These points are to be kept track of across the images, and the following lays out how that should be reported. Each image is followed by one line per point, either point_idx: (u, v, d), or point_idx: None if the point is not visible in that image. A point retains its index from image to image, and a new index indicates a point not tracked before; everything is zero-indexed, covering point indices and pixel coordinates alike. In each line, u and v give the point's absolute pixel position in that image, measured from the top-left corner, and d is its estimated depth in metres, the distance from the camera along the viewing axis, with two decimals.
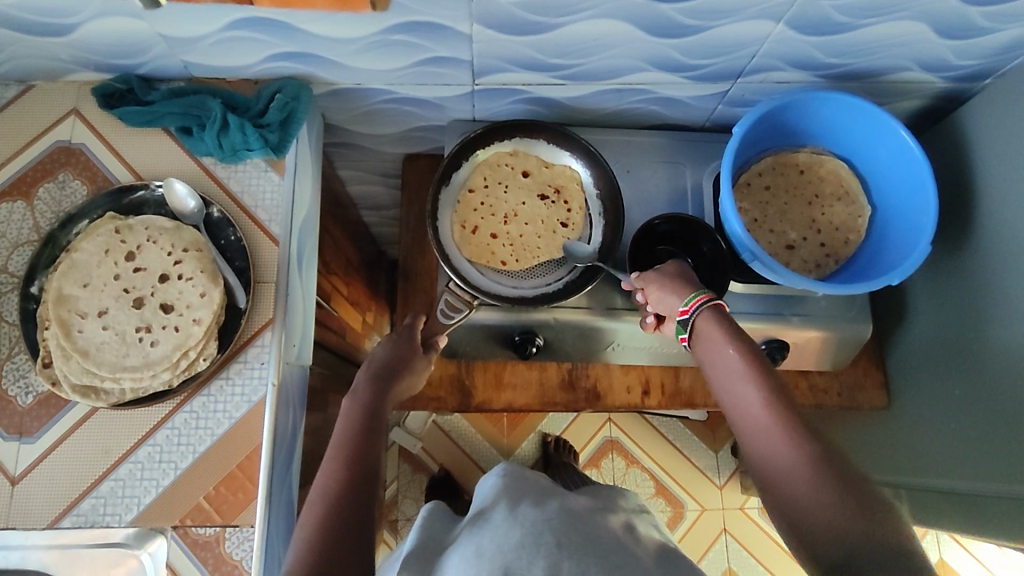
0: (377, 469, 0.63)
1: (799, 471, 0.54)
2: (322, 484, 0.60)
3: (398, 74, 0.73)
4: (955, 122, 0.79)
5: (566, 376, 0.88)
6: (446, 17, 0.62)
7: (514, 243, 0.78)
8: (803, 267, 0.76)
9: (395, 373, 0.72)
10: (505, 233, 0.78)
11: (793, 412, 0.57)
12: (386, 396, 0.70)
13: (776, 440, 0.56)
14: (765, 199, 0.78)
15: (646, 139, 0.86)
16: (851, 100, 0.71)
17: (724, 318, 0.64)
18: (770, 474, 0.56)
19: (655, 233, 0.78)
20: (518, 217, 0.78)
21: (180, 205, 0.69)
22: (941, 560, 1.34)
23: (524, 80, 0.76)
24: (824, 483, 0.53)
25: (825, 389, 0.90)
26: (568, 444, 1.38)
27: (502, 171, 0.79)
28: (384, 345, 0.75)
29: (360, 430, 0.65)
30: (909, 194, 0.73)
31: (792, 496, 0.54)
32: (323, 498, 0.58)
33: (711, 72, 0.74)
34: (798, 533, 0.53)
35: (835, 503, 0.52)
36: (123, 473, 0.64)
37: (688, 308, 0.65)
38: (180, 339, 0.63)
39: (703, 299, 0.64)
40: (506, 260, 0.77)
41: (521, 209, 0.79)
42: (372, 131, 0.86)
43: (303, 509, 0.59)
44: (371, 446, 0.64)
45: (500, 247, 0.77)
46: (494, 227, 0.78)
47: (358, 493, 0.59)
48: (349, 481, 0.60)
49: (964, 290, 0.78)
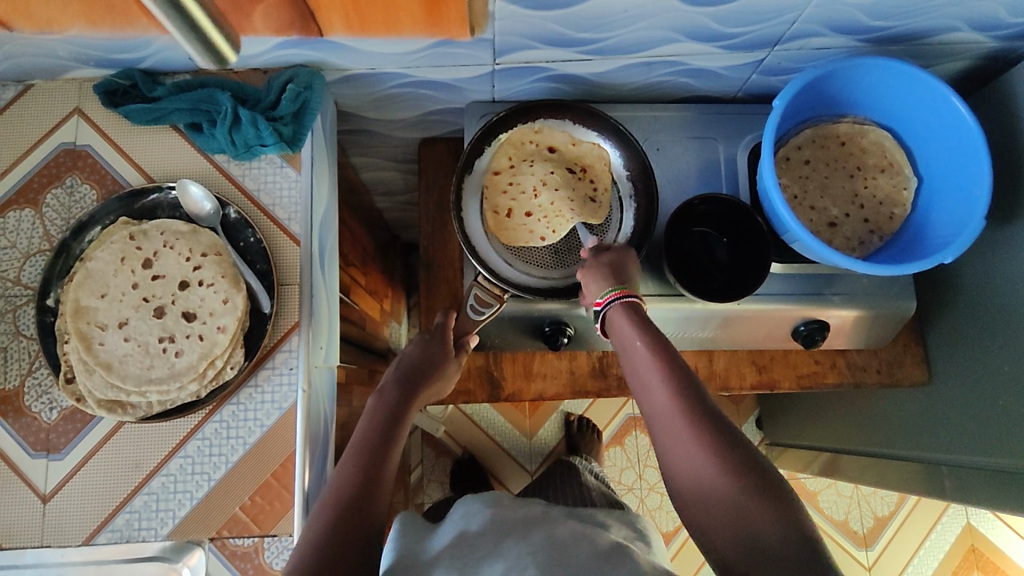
0: (391, 477, 0.61)
1: (699, 466, 0.53)
2: (335, 487, 0.57)
3: (414, 57, 0.69)
4: (1005, 84, 0.74)
5: (597, 364, 0.86)
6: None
7: (548, 214, 0.72)
8: (846, 245, 0.73)
9: (413, 377, 0.70)
10: (538, 207, 0.73)
11: (698, 404, 0.56)
12: (413, 398, 0.68)
13: (682, 440, 0.55)
14: (805, 174, 0.74)
15: (675, 113, 0.82)
16: (899, 66, 0.66)
17: (636, 315, 0.63)
18: (675, 469, 0.55)
19: (693, 212, 0.75)
20: (546, 186, 0.72)
21: (196, 208, 0.66)
22: (970, 526, 1.33)
23: (547, 57, 0.71)
24: (723, 477, 0.52)
25: (864, 367, 0.87)
26: (591, 424, 1.37)
27: (526, 149, 0.75)
28: (415, 345, 0.73)
29: (382, 434, 0.63)
30: (959, 163, 0.69)
31: (697, 491, 0.53)
32: (333, 503, 0.56)
33: (747, 41, 0.70)
34: (704, 532, 0.52)
35: (732, 500, 0.51)
36: (156, 486, 0.62)
37: (602, 299, 0.65)
38: (206, 348, 0.61)
39: (615, 294, 0.64)
40: (545, 234, 0.72)
41: (548, 177, 0.73)
42: (386, 116, 0.82)
43: (313, 511, 0.57)
44: (388, 452, 0.62)
45: (535, 223, 0.72)
46: (525, 205, 0.73)
47: (368, 501, 0.57)
48: (371, 488, 0.58)
49: (1012, 262, 0.74)
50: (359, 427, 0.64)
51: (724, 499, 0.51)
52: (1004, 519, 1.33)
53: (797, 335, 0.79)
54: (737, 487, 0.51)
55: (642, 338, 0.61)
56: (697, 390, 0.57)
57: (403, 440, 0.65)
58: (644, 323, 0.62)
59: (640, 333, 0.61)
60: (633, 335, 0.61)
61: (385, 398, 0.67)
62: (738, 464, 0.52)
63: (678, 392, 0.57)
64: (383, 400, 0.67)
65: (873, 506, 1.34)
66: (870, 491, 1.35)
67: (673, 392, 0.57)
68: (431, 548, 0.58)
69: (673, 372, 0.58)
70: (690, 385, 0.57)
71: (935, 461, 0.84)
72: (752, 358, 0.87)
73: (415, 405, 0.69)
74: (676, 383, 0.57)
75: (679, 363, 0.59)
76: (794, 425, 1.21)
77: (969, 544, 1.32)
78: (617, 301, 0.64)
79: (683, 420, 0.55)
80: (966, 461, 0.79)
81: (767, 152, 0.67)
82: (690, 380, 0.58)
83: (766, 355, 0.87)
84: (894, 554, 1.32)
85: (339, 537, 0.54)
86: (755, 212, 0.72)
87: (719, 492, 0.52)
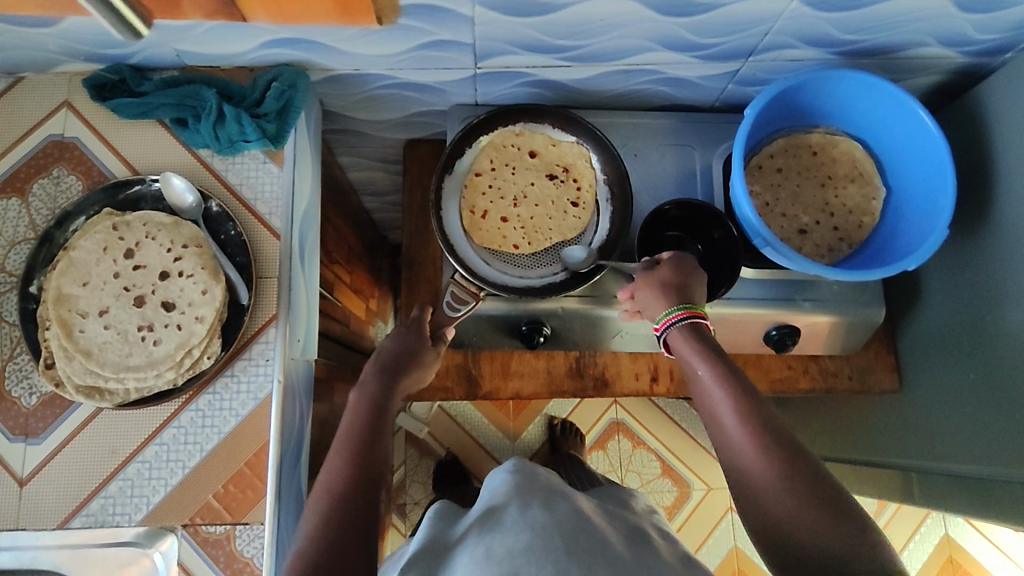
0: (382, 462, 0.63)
1: (763, 486, 0.55)
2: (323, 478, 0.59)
3: (397, 59, 0.71)
4: (973, 99, 0.76)
5: (573, 364, 0.87)
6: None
7: (524, 225, 0.76)
8: (816, 252, 0.74)
9: (397, 369, 0.71)
10: (516, 216, 0.76)
11: (767, 430, 0.57)
12: (394, 390, 0.69)
13: (745, 460, 0.57)
14: (777, 182, 0.76)
15: (654, 120, 0.83)
16: (867, 78, 0.68)
17: (699, 335, 0.64)
18: (744, 488, 0.57)
19: (663, 219, 0.77)
20: (526, 199, 0.76)
21: (178, 200, 0.67)
22: (948, 537, 1.35)
23: (527, 63, 0.73)
24: (796, 500, 0.54)
25: (836, 373, 0.89)
26: (574, 427, 1.38)
27: (508, 152, 0.77)
28: (393, 339, 0.75)
29: (369, 423, 0.65)
30: (926, 173, 0.71)
31: (766, 512, 0.55)
32: (329, 491, 0.58)
33: (722, 51, 0.72)
34: (768, 550, 0.54)
35: (807, 530, 0.52)
36: (131, 472, 0.63)
37: (663, 323, 0.66)
38: (183, 337, 0.62)
39: (676, 317, 0.64)
40: (519, 243, 0.75)
41: (529, 189, 0.77)
42: (373, 117, 0.84)
43: (312, 499, 0.58)
44: (376, 440, 0.63)
45: (512, 230, 0.75)
46: (503, 210, 0.76)
47: (361, 487, 0.58)
48: (349, 477, 0.59)
49: (977, 272, 0.75)
50: (342, 420, 0.66)
51: (796, 523, 0.53)
52: (980, 529, 1.35)
53: (769, 339, 0.81)
54: (811, 512, 0.53)
55: (707, 364, 0.61)
56: (766, 416, 0.58)
57: (389, 427, 0.67)
58: (705, 342, 0.63)
59: (705, 361, 0.61)
60: (692, 358, 0.62)
61: (367, 389, 0.68)
62: (802, 479, 0.54)
63: (746, 418, 0.58)
64: (365, 389, 0.69)
65: None
66: None
67: (735, 414, 0.58)
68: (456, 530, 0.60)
69: (741, 399, 0.59)
70: (757, 411, 0.58)
71: (907, 466, 0.85)
72: None
73: (398, 396, 0.70)
74: (737, 402, 0.59)
75: (746, 388, 0.60)
76: None
77: (946, 555, 1.33)
78: (677, 325, 0.64)
79: (754, 444, 0.57)
80: (937, 467, 0.80)
81: (738, 161, 0.69)
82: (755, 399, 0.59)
83: (740, 359, 0.88)
84: None
85: (339, 521, 0.56)
86: (726, 219, 0.74)
87: (791, 514, 0.53)
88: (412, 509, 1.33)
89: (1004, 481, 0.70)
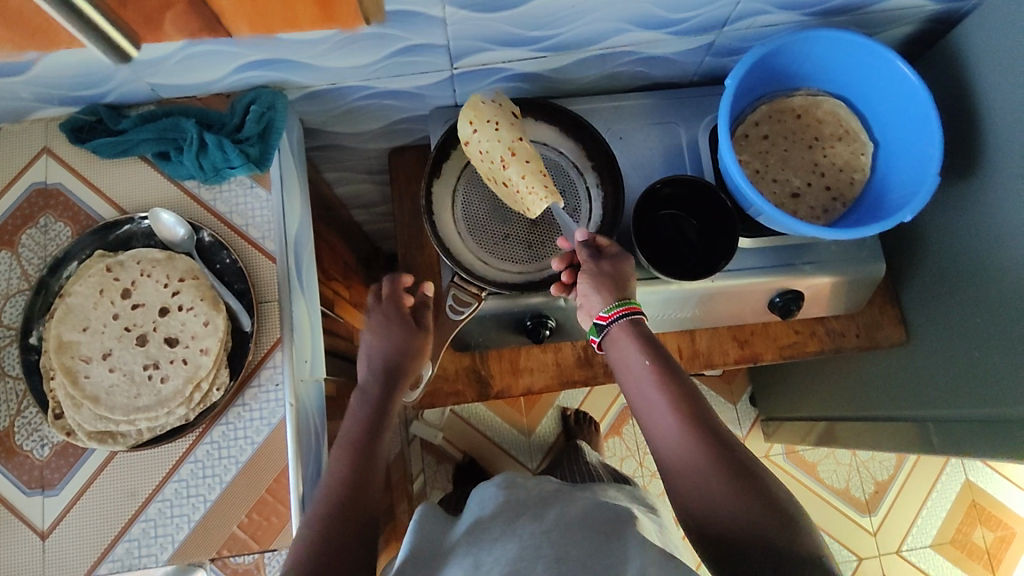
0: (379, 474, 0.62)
1: (694, 467, 0.56)
2: (328, 484, 0.58)
3: (372, 69, 0.71)
4: (949, 47, 0.76)
5: (582, 353, 0.85)
6: (418, 3, 0.61)
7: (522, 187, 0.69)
8: (811, 215, 0.74)
9: (391, 370, 0.70)
10: (512, 180, 0.69)
11: (695, 414, 0.59)
12: (392, 395, 0.69)
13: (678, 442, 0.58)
14: (765, 149, 0.76)
15: (636, 101, 0.83)
16: (842, 37, 0.68)
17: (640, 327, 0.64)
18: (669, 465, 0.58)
19: (655, 199, 0.76)
20: (516, 158, 0.68)
21: (170, 235, 0.67)
22: (969, 482, 1.34)
23: (504, 57, 0.73)
24: (719, 474, 0.55)
25: (842, 332, 0.89)
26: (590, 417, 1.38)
27: (489, 113, 0.69)
28: (376, 330, 0.72)
29: (368, 426, 0.64)
30: (907, 125, 0.71)
31: (690, 486, 0.56)
32: (326, 499, 0.57)
33: (696, 24, 0.72)
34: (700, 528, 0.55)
35: (723, 498, 0.54)
36: (153, 512, 0.62)
37: (608, 316, 0.64)
38: (190, 371, 0.62)
39: (623, 310, 0.64)
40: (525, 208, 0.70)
41: (517, 145, 0.69)
42: (354, 130, 0.83)
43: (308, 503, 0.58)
44: (375, 447, 0.63)
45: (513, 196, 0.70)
46: (499, 176, 0.70)
47: (361, 495, 0.58)
48: (354, 482, 0.58)
49: (973, 216, 0.75)
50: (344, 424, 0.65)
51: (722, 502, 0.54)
52: (1000, 470, 1.35)
53: (774, 306, 0.80)
54: (728, 486, 0.55)
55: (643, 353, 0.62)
56: (696, 402, 0.60)
57: (388, 432, 0.66)
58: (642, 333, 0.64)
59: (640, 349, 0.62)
60: (627, 345, 0.63)
61: (367, 395, 0.68)
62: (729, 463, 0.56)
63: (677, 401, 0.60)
64: (365, 396, 0.68)
65: (872, 470, 1.35)
66: (869, 456, 1.36)
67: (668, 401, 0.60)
68: (453, 534, 0.59)
69: (668, 383, 0.61)
70: (687, 398, 0.60)
71: (918, 417, 0.85)
72: (733, 334, 0.87)
73: (394, 403, 0.69)
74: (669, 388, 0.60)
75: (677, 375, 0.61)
76: (785, 398, 1.21)
77: (970, 500, 1.33)
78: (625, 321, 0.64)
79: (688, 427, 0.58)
80: (946, 415, 0.80)
81: (723, 133, 0.69)
82: (686, 387, 0.61)
83: (746, 329, 0.87)
84: (897, 518, 1.33)
85: (337, 529, 0.55)
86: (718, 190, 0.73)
87: (710, 486, 0.55)
88: None
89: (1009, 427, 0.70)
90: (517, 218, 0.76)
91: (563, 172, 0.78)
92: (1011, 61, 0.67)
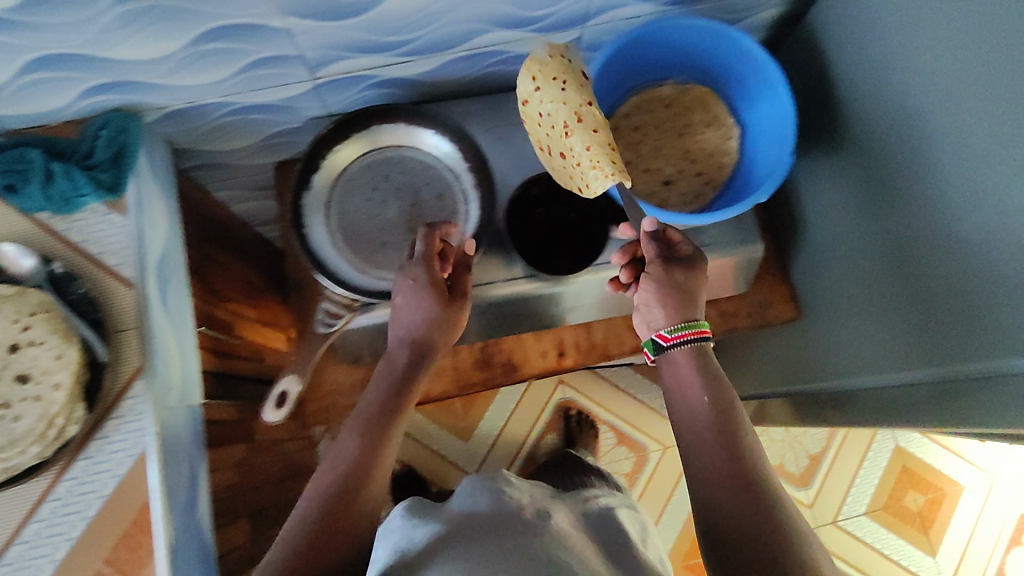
0: (385, 461, 0.60)
1: (718, 481, 0.55)
2: (309, 499, 0.56)
3: (228, 84, 0.69)
4: (805, 31, 0.76)
5: (479, 355, 0.85)
6: (255, 15, 0.59)
7: (582, 162, 0.64)
8: (683, 201, 0.74)
9: (421, 342, 0.67)
10: (569, 150, 0.65)
11: (727, 419, 0.59)
12: (406, 395, 0.65)
13: (708, 456, 0.57)
14: (637, 140, 0.75)
15: (514, 99, 0.82)
16: (696, 22, 0.67)
17: (699, 356, 0.63)
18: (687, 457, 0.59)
19: (527, 200, 0.76)
20: (579, 126, 0.64)
21: (17, 267, 0.65)
22: (900, 448, 1.37)
23: (368, 65, 0.71)
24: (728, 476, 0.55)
25: (736, 313, 0.87)
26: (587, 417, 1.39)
27: (557, 70, 0.64)
28: (404, 303, 0.67)
29: (368, 430, 0.61)
30: (769, 107, 0.70)
31: (699, 479, 0.56)
32: (317, 509, 0.55)
33: (558, 20, 0.71)
34: (710, 536, 0.54)
35: (741, 514, 0.53)
36: (13, 556, 0.60)
37: (670, 337, 0.64)
38: (43, 407, 0.60)
39: (692, 333, 0.63)
40: (581, 186, 0.66)
41: (585, 110, 0.64)
42: (229, 146, 0.82)
43: (312, 483, 0.58)
44: (376, 462, 0.59)
45: (576, 170, 0.66)
46: (560, 145, 0.66)
47: (343, 512, 0.56)
48: (339, 494, 0.56)
49: (840, 194, 0.76)
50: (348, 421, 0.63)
51: (736, 515, 0.53)
52: (928, 435, 1.38)
53: None
54: (738, 500, 0.53)
55: (685, 353, 0.63)
56: (731, 409, 0.59)
57: (395, 444, 0.62)
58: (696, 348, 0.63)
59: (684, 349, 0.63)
60: (680, 358, 0.63)
61: (393, 365, 0.67)
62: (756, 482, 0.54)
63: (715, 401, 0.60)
64: (392, 366, 0.67)
65: (805, 445, 1.36)
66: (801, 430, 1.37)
67: (711, 416, 0.59)
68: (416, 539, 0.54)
69: (717, 386, 0.61)
70: (721, 405, 0.59)
71: (846, 386, 0.78)
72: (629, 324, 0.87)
73: (421, 378, 0.67)
74: (718, 403, 0.60)
75: (721, 380, 0.61)
76: None
77: (900, 466, 1.36)
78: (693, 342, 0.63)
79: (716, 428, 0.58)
80: (872, 382, 0.73)
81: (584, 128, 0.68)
82: (725, 411, 0.59)
83: None
84: (831, 490, 1.35)
85: (308, 543, 0.53)
86: None
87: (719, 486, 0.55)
88: None
89: (931, 385, 0.63)
90: (393, 225, 0.74)
91: (439, 175, 0.76)
92: (859, 39, 0.67)
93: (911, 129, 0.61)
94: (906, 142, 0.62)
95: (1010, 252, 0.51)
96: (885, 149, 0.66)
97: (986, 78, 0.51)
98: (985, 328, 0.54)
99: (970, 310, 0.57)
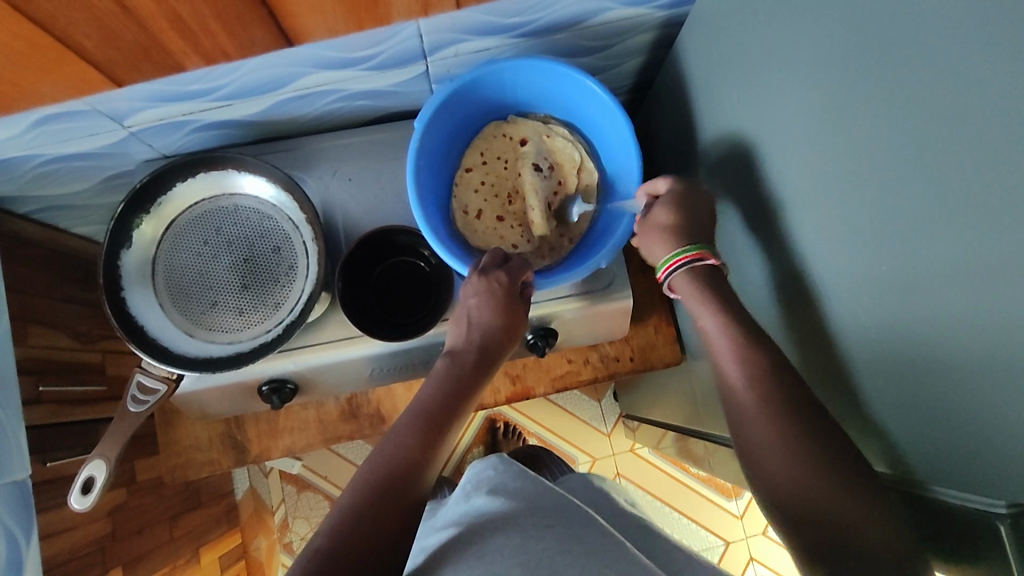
0: (438, 468, 0.56)
1: (797, 454, 0.47)
2: (352, 494, 0.51)
3: (24, 140, 0.62)
4: (679, 60, 0.68)
5: (346, 407, 0.87)
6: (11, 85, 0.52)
7: (518, 219, 0.72)
8: (536, 255, 0.72)
9: (489, 350, 0.63)
10: (510, 212, 0.72)
11: None
12: (461, 400, 0.60)
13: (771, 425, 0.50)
14: (489, 196, 0.73)
15: (369, 136, 0.75)
16: (541, 63, 0.65)
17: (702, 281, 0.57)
18: (748, 447, 0.51)
19: (363, 265, 0.72)
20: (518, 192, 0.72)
21: None
22: None
23: (181, 112, 0.65)
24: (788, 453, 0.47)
25: (617, 357, 0.86)
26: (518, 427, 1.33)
27: (499, 144, 0.74)
28: (479, 305, 0.62)
29: (422, 430, 0.56)
30: (624, 148, 0.69)
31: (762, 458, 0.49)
32: (347, 508, 0.50)
33: (390, 59, 0.63)
34: (797, 516, 0.46)
35: (822, 484, 0.45)
36: None
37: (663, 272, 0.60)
38: None
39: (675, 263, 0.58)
40: (516, 242, 0.71)
41: (519, 182, 0.72)
42: (63, 189, 0.76)
43: (359, 469, 0.54)
44: (422, 469, 0.54)
45: (508, 229, 0.72)
46: (497, 210, 0.73)
47: (390, 511, 0.50)
48: (381, 490, 0.51)
49: None
50: (403, 417, 0.58)
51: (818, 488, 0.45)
52: None
53: (527, 345, 0.74)
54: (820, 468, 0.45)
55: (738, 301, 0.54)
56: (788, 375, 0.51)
57: (446, 451, 0.58)
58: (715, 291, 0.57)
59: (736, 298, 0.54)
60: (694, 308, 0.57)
61: (460, 366, 0.62)
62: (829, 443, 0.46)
63: (756, 383, 0.51)
64: (457, 368, 0.62)
65: None
66: None
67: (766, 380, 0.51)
68: None
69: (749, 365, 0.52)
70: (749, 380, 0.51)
71: None
72: (504, 370, 0.86)
73: (480, 386, 0.62)
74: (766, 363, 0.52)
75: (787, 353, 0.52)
76: (633, 401, 1.17)
77: None
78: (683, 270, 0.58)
79: (781, 409, 0.50)
80: None
81: (412, 194, 0.64)
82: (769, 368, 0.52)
83: (518, 365, 0.86)
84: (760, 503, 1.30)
85: (354, 535, 0.48)
86: (418, 247, 0.73)
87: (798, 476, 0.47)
88: (300, 544, 1.29)
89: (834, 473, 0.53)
90: (225, 281, 0.69)
91: (276, 225, 0.70)
92: (720, 82, 0.59)
93: (763, 192, 0.55)
94: (762, 205, 0.55)
95: (860, 353, 0.45)
96: (743, 207, 0.59)
97: (824, 160, 0.45)
98: (903, 434, 0.42)
99: (864, 407, 0.46)
